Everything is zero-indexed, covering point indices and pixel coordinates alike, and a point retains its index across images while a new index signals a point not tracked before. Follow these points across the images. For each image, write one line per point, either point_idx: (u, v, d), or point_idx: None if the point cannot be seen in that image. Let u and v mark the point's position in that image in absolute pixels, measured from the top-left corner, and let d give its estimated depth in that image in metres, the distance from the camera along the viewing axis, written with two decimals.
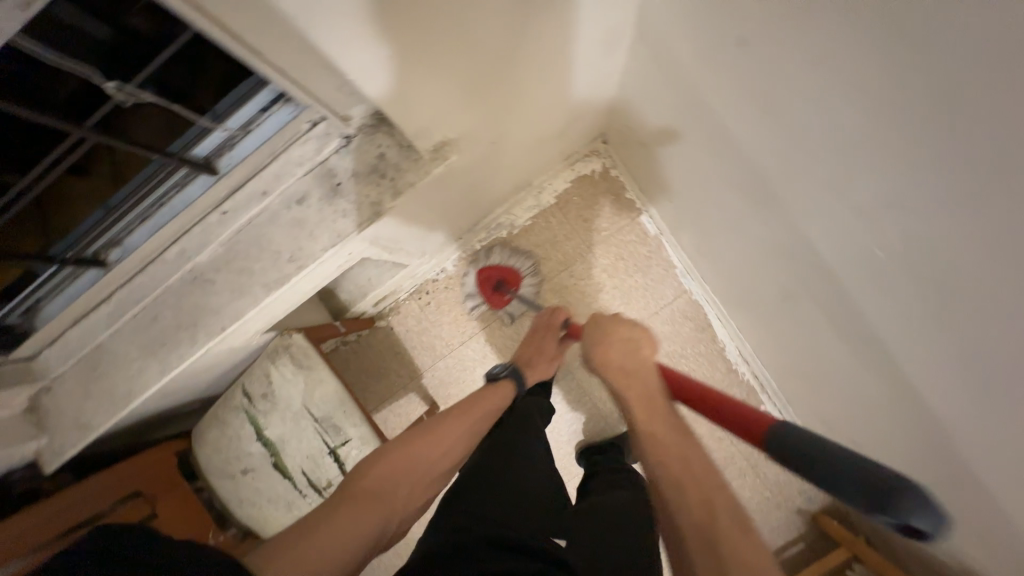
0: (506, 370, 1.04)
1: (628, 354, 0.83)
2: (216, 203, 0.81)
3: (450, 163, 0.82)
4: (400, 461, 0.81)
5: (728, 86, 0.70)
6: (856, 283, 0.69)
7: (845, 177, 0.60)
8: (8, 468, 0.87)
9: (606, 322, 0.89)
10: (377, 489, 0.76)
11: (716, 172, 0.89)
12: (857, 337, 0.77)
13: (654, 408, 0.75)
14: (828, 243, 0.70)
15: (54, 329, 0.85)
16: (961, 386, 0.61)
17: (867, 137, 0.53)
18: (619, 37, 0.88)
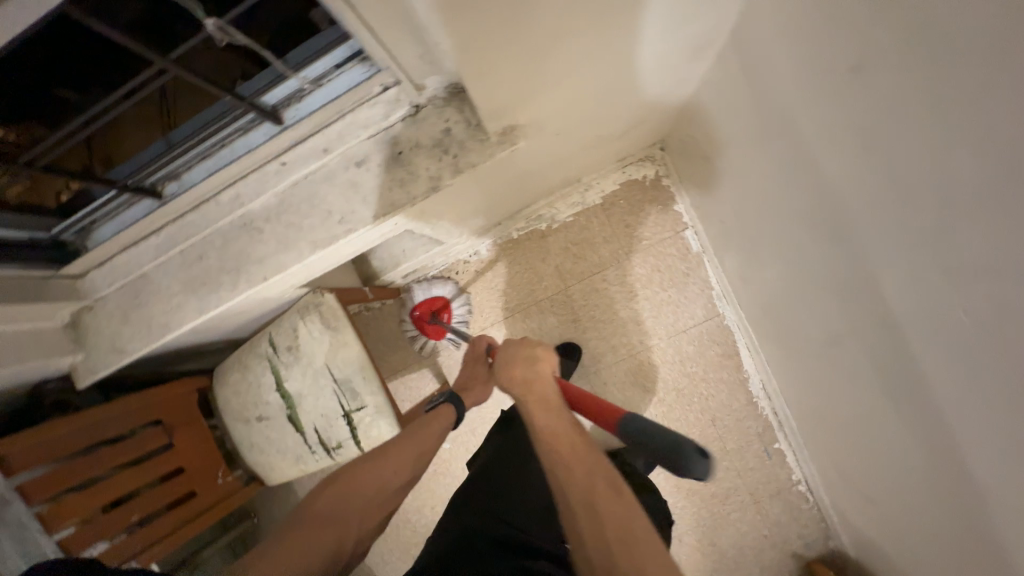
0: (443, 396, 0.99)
1: (525, 361, 0.77)
2: (276, 153, 0.81)
3: (515, 148, 0.81)
4: (352, 481, 0.82)
5: (828, 111, 0.65)
6: (925, 341, 0.65)
7: (941, 231, 0.56)
8: (44, 375, 0.90)
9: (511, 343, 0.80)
10: (327, 514, 0.78)
11: (786, 199, 0.85)
12: (907, 397, 0.74)
13: (549, 410, 0.71)
14: (899, 294, 0.66)
15: (104, 252, 0.87)
16: (1023, 470, 0.57)
17: (980, 195, 0.49)
18: (709, 43, 0.83)
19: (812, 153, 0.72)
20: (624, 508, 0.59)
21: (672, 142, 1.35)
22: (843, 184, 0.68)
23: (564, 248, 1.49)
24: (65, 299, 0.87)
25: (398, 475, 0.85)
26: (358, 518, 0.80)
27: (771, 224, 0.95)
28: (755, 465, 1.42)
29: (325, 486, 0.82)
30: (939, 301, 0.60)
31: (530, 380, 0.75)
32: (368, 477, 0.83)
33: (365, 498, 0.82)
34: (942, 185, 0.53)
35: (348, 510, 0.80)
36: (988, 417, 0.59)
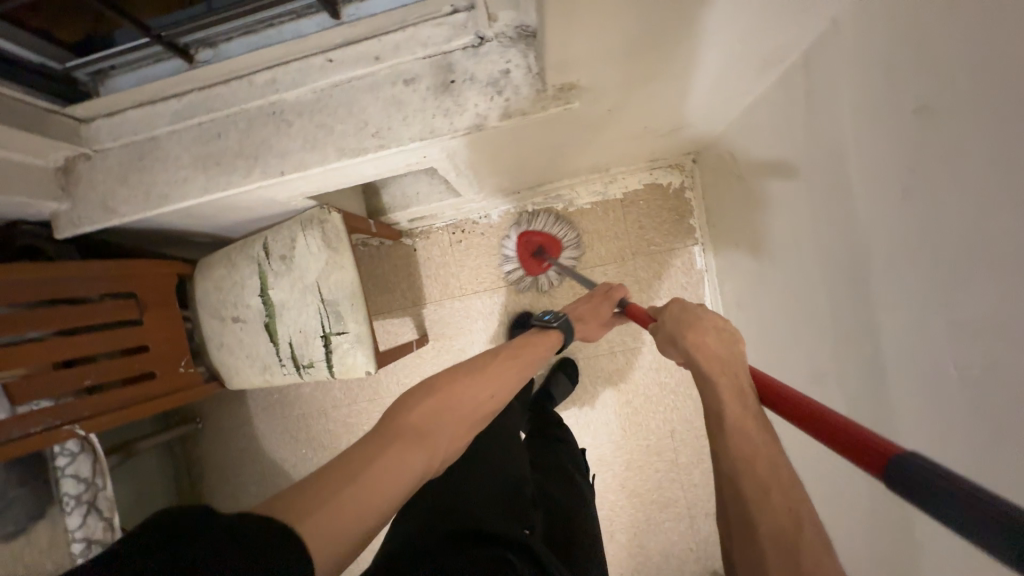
0: (557, 320, 1.06)
1: (720, 336, 0.71)
2: (325, 47, 0.77)
3: (569, 109, 0.78)
4: (449, 395, 0.79)
5: (876, 149, 0.67)
6: (904, 387, 0.69)
7: (958, 287, 0.57)
8: (22, 214, 0.85)
9: (700, 311, 0.78)
10: (420, 428, 0.70)
11: (810, 231, 0.87)
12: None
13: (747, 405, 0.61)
14: (896, 343, 0.69)
15: (117, 103, 0.81)
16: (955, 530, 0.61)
17: (1008, 255, 0.50)
18: (781, 58, 0.82)
19: (850, 189, 0.73)
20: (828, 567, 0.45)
21: (705, 156, 1.35)
22: (876, 227, 0.69)
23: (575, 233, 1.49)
24: (64, 139, 0.80)
25: (486, 396, 0.84)
26: (447, 434, 0.74)
27: (788, 254, 0.97)
28: (700, 484, 1.47)
29: (418, 399, 0.76)
30: (935, 354, 0.62)
31: (727, 358, 0.67)
32: (463, 395, 0.81)
33: (456, 416, 0.77)
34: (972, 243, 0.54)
35: (439, 425, 0.73)
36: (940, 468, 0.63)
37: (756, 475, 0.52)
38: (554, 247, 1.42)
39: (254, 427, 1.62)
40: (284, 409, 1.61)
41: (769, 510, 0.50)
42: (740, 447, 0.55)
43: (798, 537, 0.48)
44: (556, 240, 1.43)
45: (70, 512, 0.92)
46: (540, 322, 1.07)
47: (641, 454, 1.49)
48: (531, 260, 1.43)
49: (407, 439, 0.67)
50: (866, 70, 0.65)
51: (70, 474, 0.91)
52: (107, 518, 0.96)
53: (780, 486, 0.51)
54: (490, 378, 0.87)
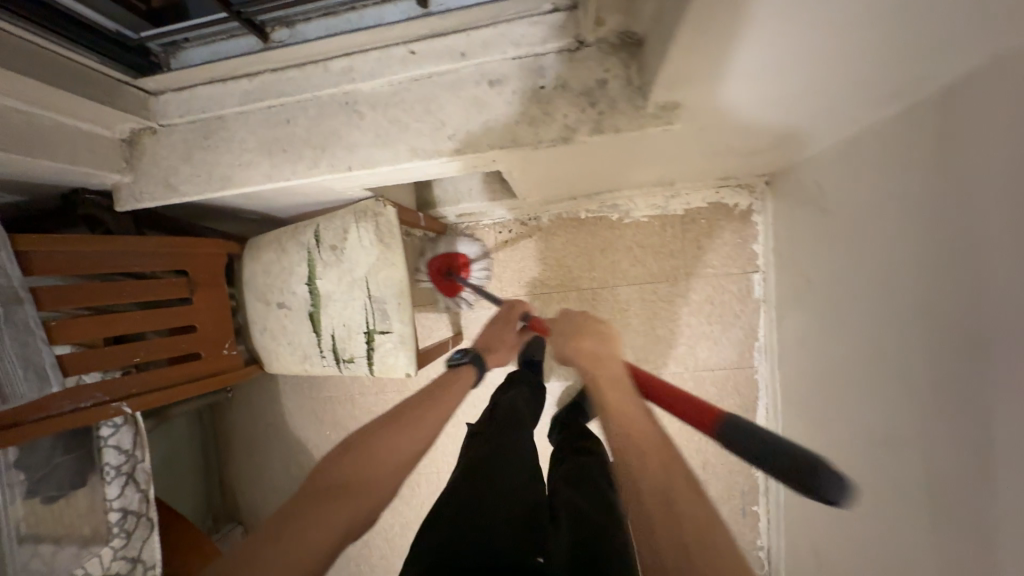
0: (467, 356, 1.07)
1: (599, 339, 0.85)
2: (409, 38, 0.71)
3: (668, 129, 0.70)
4: (374, 447, 0.81)
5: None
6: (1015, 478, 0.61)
7: None
8: (86, 184, 0.83)
9: (579, 319, 0.91)
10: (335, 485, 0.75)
11: (916, 284, 0.78)
12: (963, 523, 0.70)
13: (620, 389, 0.77)
14: (1013, 432, 0.61)
15: (186, 79, 0.78)
16: None
17: None
18: (912, 91, 0.72)
19: (984, 253, 0.64)
20: (702, 504, 0.62)
21: (779, 180, 1.25)
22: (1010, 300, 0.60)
23: (627, 247, 1.42)
24: (132, 111, 0.78)
25: (416, 443, 0.85)
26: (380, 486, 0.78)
27: (882, 301, 0.87)
28: (728, 518, 1.42)
29: (342, 455, 0.80)
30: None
31: (600, 356, 0.82)
32: (388, 444, 0.82)
33: (386, 464, 0.80)
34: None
35: (368, 477, 0.78)
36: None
37: (638, 447, 0.68)
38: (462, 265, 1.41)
39: (282, 403, 1.64)
40: (313, 390, 1.61)
41: (646, 471, 0.65)
42: (620, 424, 0.72)
43: (671, 484, 0.64)
44: (460, 257, 1.42)
45: (109, 482, 0.94)
46: (454, 362, 1.07)
47: None
48: (443, 283, 1.40)
49: (330, 498, 0.73)
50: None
51: (112, 444, 0.94)
52: (143, 491, 0.97)
53: (657, 451, 0.67)
54: (412, 424, 0.87)
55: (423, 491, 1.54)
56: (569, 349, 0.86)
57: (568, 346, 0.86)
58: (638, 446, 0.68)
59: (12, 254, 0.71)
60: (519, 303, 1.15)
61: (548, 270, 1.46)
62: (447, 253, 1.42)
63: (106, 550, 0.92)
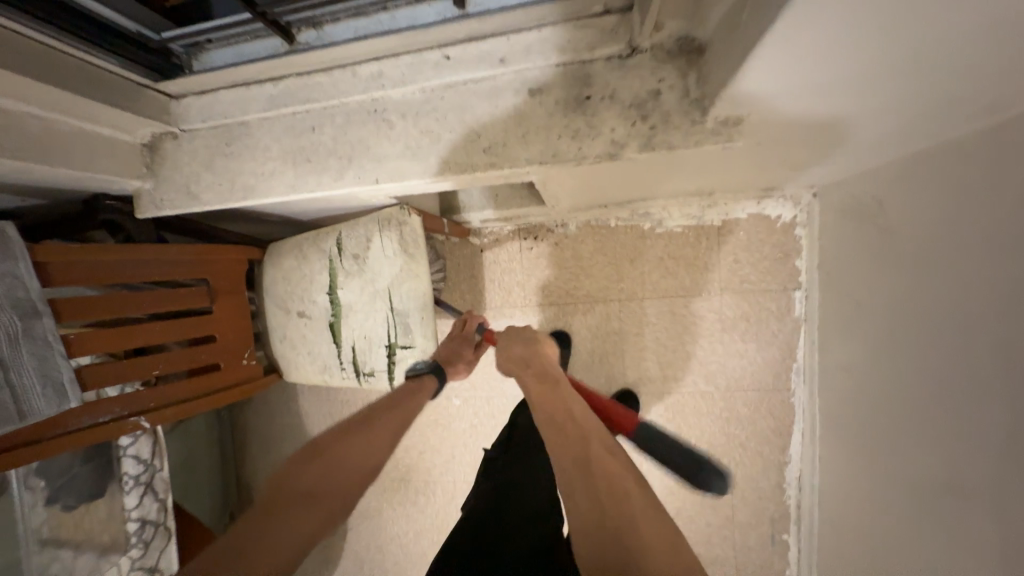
0: (427, 366, 1.00)
1: (524, 342, 0.86)
2: (443, 42, 0.66)
3: (728, 147, 0.63)
4: (338, 451, 0.75)
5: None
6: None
7: None
8: (106, 190, 0.81)
9: (517, 331, 0.92)
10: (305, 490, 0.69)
11: (981, 326, 0.69)
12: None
13: (547, 380, 0.76)
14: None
15: (209, 82, 0.74)
16: None
17: None
18: (1000, 110, 0.63)
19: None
20: (622, 468, 0.61)
21: (829, 193, 1.16)
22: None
23: (658, 258, 1.34)
24: (153, 116, 0.74)
25: (384, 450, 0.78)
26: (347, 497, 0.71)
27: (943, 334, 0.78)
28: (754, 545, 1.36)
29: (305, 463, 0.73)
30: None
31: (529, 355, 0.83)
32: (355, 451, 0.76)
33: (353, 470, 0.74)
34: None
35: (333, 488, 0.70)
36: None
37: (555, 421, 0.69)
38: None
39: (300, 405, 1.62)
40: (330, 392, 1.60)
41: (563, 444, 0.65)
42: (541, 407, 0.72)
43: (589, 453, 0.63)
44: None
45: (127, 492, 0.91)
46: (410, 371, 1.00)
47: (696, 503, 1.39)
48: None
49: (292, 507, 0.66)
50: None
51: (131, 454, 0.91)
52: (162, 500, 0.95)
53: (576, 428, 0.67)
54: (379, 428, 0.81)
55: (438, 500, 1.51)
56: (501, 355, 0.87)
57: (500, 354, 0.87)
58: (559, 428, 0.67)
59: (32, 264, 0.68)
60: (476, 314, 1.13)
61: (574, 279, 1.40)
62: None
63: (124, 559, 0.91)
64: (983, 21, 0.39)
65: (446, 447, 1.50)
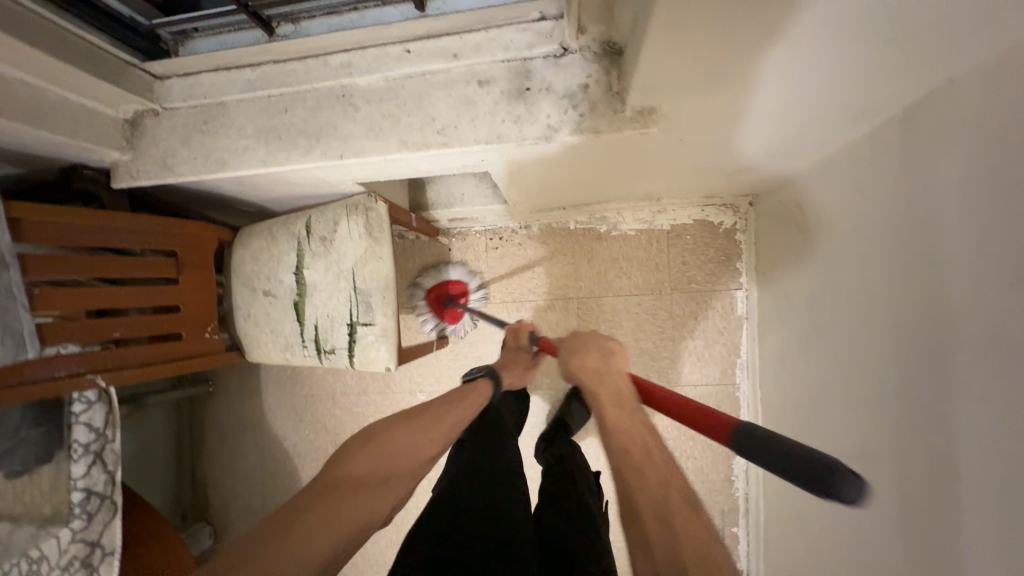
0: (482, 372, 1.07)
1: (602, 354, 0.79)
2: (404, 38, 0.75)
3: (645, 134, 0.73)
4: (385, 441, 0.85)
5: (993, 264, 0.59)
6: (985, 521, 0.61)
7: None
8: (84, 160, 0.86)
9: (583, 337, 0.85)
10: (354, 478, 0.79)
11: (881, 297, 0.81)
12: (932, 557, 0.70)
13: (620, 404, 0.72)
14: (981, 471, 0.62)
15: (192, 66, 0.82)
16: None
17: None
18: (876, 113, 0.76)
19: (947, 289, 0.66)
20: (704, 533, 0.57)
21: (762, 200, 1.29)
22: (976, 341, 0.61)
23: (613, 259, 1.44)
24: (137, 92, 0.81)
25: (427, 445, 0.88)
26: (391, 486, 0.81)
27: (854, 312, 0.90)
28: None
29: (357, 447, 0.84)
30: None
31: (601, 370, 0.76)
32: (399, 443, 0.86)
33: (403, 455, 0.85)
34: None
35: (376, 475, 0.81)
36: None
37: (632, 460, 0.64)
38: (460, 290, 1.45)
39: (262, 399, 1.62)
40: (294, 387, 1.60)
41: (643, 491, 0.61)
42: (616, 436, 0.68)
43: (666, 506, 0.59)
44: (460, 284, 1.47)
45: (75, 460, 0.91)
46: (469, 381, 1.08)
47: None
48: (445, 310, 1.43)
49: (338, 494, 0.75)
50: (1010, 174, 0.55)
51: (83, 422, 0.91)
52: (110, 473, 0.95)
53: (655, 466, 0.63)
54: (430, 422, 0.90)
55: None
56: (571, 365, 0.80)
57: (570, 363, 0.81)
58: (632, 459, 0.64)
59: (6, 219, 0.72)
60: (526, 325, 1.12)
61: (536, 278, 1.48)
62: (448, 281, 1.47)
63: (65, 530, 0.90)
64: (821, 15, 0.50)
65: None
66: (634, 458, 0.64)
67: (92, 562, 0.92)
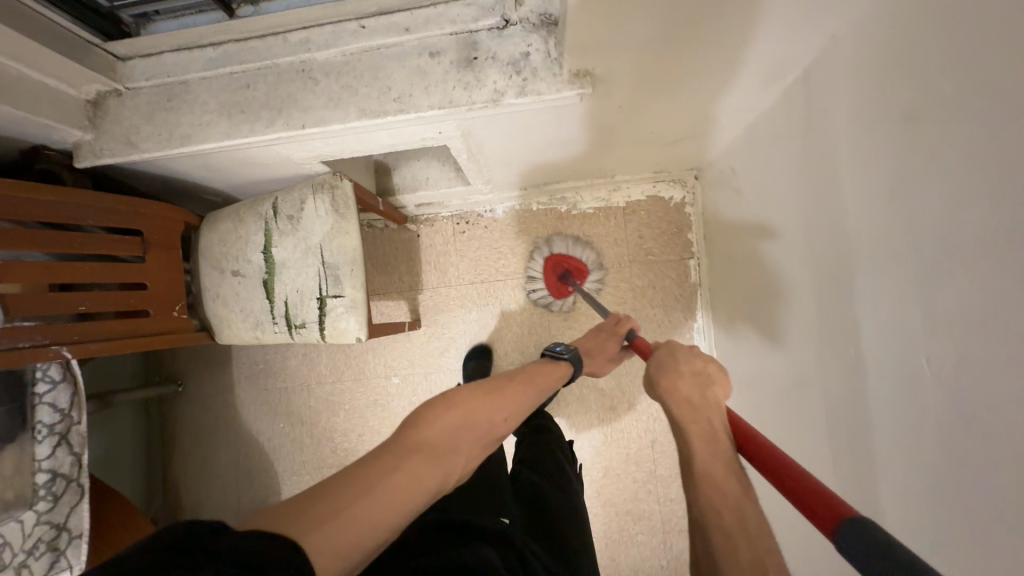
0: (567, 352, 1.08)
1: (693, 380, 0.79)
2: (359, 15, 0.82)
3: (582, 95, 0.81)
4: (466, 412, 0.78)
5: (876, 183, 0.68)
6: (891, 415, 0.70)
7: (923, 293, 0.62)
8: (46, 140, 0.88)
9: (681, 352, 0.86)
10: (437, 444, 0.70)
11: (801, 239, 0.91)
12: (856, 457, 0.80)
13: (715, 444, 0.68)
14: (882, 369, 0.72)
15: (155, 46, 0.86)
16: (930, 510, 0.64)
17: (955, 253, 0.56)
18: (782, 75, 0.86)
19: (845, 216, 0.76)
20: None
21: (705, 172, 1.40)
22: (871, 254, 0.71)
23: (575, 236, 1.52)
24: (100, 71, 0.84)
25: (497, 414, 0.83)
26: (463, 449, 0.74)
27: (782, 257, 1.00)
28: (675, 496, 1.47)
29: (442, 409, 0.75)
30: (932, 398, 0.62)
31: (697, 401, 0.74)
32: (477, 411, 0.79)
33: (476, 431, 0.77)
34: (974, 296, 0.55)
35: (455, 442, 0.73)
36: (925, 493, 0.65)
37: (725, 527, 0.59)
38: (580, 271, 1.48)
39: (234, 395, 1.61)
40: (267, 380, 1.60)
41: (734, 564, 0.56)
42: (709, 495, 0.62)
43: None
44: (583, 265, 1.50)
45: (39, 441, 0.91)
46: (552, 353, 1.09)
47: (621, 461, 1.50)
48: (555, 283, 1.49)
49: (424, 457, 0.66)
50: (881, 109, 0.66)
51: (47, 402, 0.92)
52: (76, 454, 0.96)
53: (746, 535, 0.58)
54: (503, 403, 0.86)
55: None
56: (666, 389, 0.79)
57: (662, 387, 0.80)
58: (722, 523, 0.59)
59: None
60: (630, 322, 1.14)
61: (503, 258, 1.54)
62: (565, 255, 1.49)
63: (30, 514, 0.90)
64: None
65: (385, 425, 1.54)
66: (732, 535, 0.58)
67: (59, 545, 0.93)
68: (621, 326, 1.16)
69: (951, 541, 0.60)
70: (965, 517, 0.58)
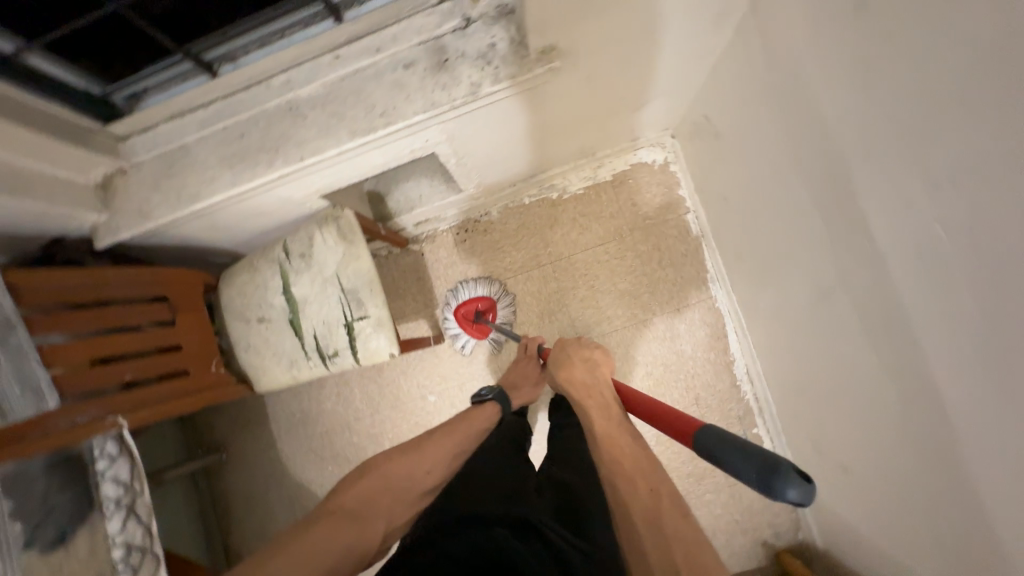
0: (491, 393, 1.09)
1: (586, 367, 0.99)
2: (333, 46, 0.87)
3: (553, 70, 0.85)
4: (383, 475, 0.85)
5: (845, 80, 0.72)
6: (917, 292, 0.72)
7: (917, 166, 0.65)
8: (66, 229, 0.94)
9: (571, 347, 1.04)
10: (347, 512, 0.77)
11: (788, 157, 0.94)
12: (895, 346, 0.81)
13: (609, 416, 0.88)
14: (896, 252, 0.74)
15: (150, 119, 0.92)
16: (979, 370, 0.65)
17: (937, 117, 0.60)
18: (728, 14, 0.91)
19: (824, 122, 0.80)
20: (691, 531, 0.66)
21: (680, 128, 1.45)
22: (858, 148, 0.74)
23: (572, 219, 1.56)
24: (102, 152, 0.90)
25: (421, 470, 0.89)
26: (381, 516, 0.80)
27: (773, 181, 1.03)
28: None
29: (355, 481, 0.84)
30: (953, 260, 0.64)
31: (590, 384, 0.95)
32: (397, 473, 0.86)
33: (395, 493, 0.84)
34: (965, 151, 0.58)
35: (370, 510, 0.79)
36: (975, 354, 0.65)
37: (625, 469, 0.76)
38: (490, 309, 1.47)
39: (278, 449, 1.62)
40: (306, 428, 1.61)
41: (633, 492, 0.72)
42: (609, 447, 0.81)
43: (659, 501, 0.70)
44: (488, 301, 1.48)
45: (110, 517, 0.96)
46: (476, 399, 1.08)
47: None
48: (472, 327, 1.48)
49: (330, 524, 0.74)
50: (831, 13, 0.70)
51: (110, 478, 0.96)
52: (146, 525, 0.99)
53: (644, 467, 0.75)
54: (426, 454, 0.90)
55: None
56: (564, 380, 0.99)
57: (562, 377, 0.99)
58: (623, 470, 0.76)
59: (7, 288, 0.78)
60: (536, 336, 1.16)
61: (508, 256, 1.57)
62: (471, 298, 1.48)
63: None
64: None
65: None
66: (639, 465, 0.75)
67: None
68: (531, 345, 1.18)
69: (1007, 390, 0.62)
70: (1010, 363, 0.60)
